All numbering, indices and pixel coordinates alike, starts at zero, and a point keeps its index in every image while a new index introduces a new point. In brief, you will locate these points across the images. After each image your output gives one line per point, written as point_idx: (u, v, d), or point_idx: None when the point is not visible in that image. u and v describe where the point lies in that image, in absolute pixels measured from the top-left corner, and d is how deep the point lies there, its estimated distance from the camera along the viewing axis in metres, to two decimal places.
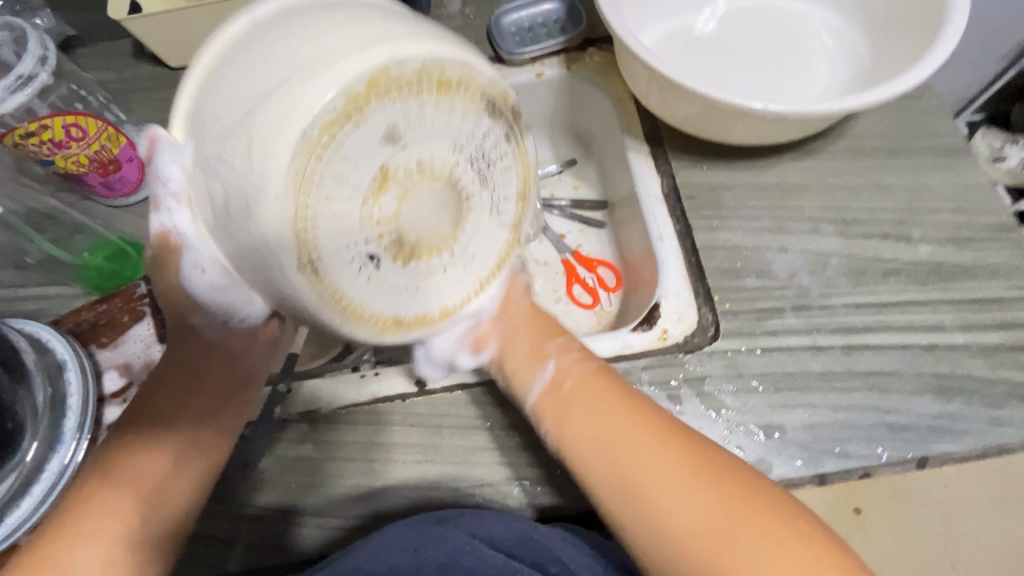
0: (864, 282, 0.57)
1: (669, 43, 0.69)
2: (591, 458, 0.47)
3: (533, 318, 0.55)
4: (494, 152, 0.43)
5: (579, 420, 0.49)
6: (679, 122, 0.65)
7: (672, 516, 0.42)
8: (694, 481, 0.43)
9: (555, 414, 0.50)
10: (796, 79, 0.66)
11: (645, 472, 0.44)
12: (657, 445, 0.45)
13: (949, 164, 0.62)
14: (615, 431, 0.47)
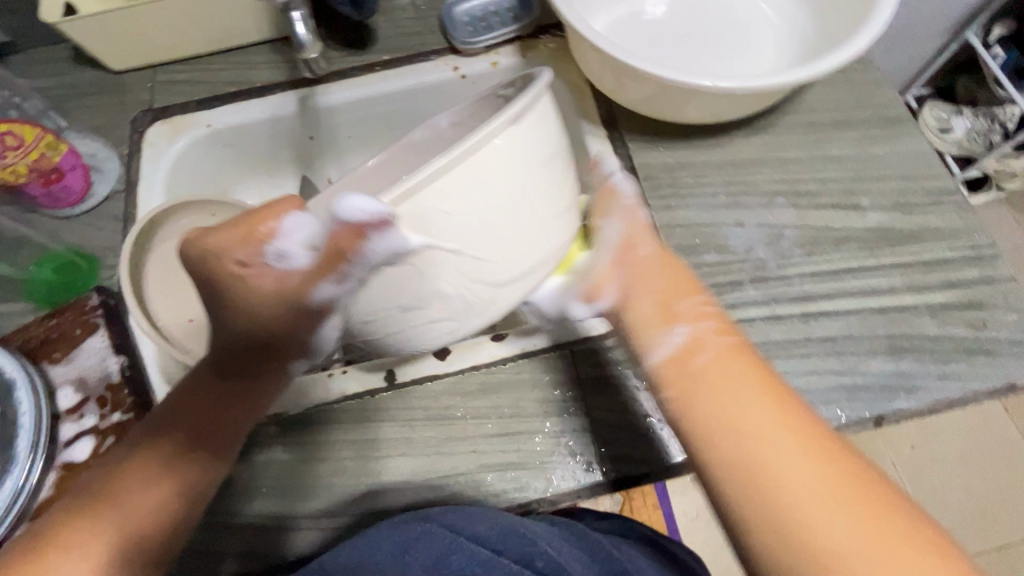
0: (818, 251, 0.59)
1: (621, 27, 0.70)
2: (719, 433, 0.40)
3: (662, 263, 0.50)
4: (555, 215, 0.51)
5: (700, 365, 0.43)
6: (634, 104, 0.66)
7: (762, 470, 0.38)
8: (800, 450, 0.38)
9: (682, 352, 0.44)
10: (745, 57, 0.67)
11: (747, 423, 0.40)
12: (772, 411, 0.40)
13: (894, 133, 0.64)
14: (726, 384, 0.42)
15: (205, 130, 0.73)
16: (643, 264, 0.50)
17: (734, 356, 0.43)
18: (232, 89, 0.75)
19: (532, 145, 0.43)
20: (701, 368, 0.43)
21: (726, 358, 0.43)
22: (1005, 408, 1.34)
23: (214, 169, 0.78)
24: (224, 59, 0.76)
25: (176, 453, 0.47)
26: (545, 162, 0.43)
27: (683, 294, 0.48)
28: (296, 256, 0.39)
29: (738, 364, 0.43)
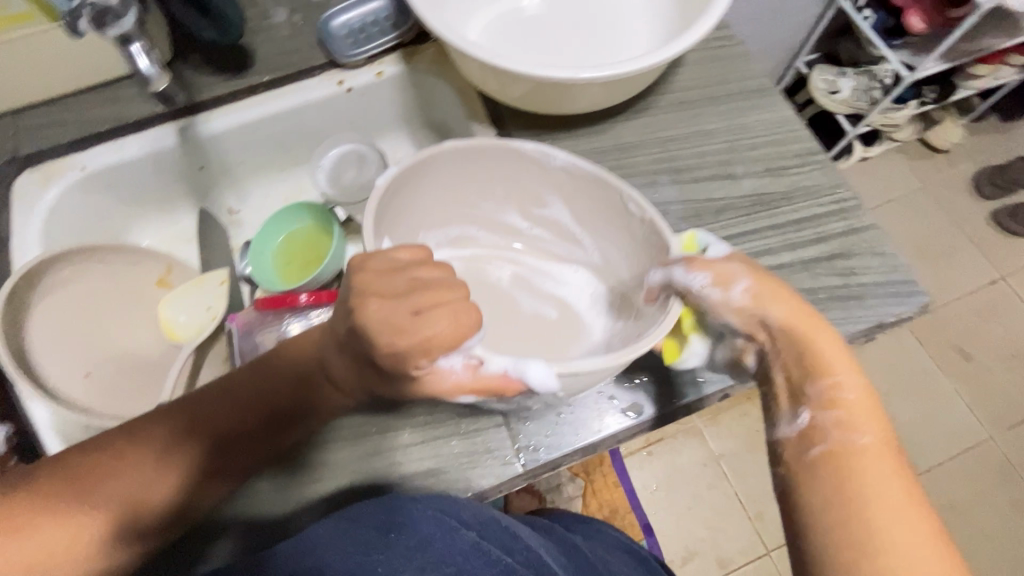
0: (701, 222, 0.62)
1: (494, 26, 0.71)
2: (851, 466, 0.43)
3: (818, 322, 0.49)
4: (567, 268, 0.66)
5: (848, 395, 0.46)
6: (517, 102, 0.68)
7: (880, 506, 0.41)
8: (892, 486, 0.42)
9: (820, 376, 0.46)
10: (613, 42, 0.70)
11: (867, 462, 0.43)
12: (880, 446, 0.44)
13: (760, 102, 0.68)
14: (865, 412, 0.45)
15: (79, 174, 0.70)
16: (795, 302, 0.48)
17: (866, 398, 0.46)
18: (105, 127, 0.71)
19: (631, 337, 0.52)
20: (836, 421, 0.45)
21: (862, 411, 0.45)
22: (919, 341, 1.45)
23: (100, 213, 0.75)
24: (92, 96, 0.72)
25: (196, 435, 0.48)
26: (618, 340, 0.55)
27: (846, 374, 0.46)
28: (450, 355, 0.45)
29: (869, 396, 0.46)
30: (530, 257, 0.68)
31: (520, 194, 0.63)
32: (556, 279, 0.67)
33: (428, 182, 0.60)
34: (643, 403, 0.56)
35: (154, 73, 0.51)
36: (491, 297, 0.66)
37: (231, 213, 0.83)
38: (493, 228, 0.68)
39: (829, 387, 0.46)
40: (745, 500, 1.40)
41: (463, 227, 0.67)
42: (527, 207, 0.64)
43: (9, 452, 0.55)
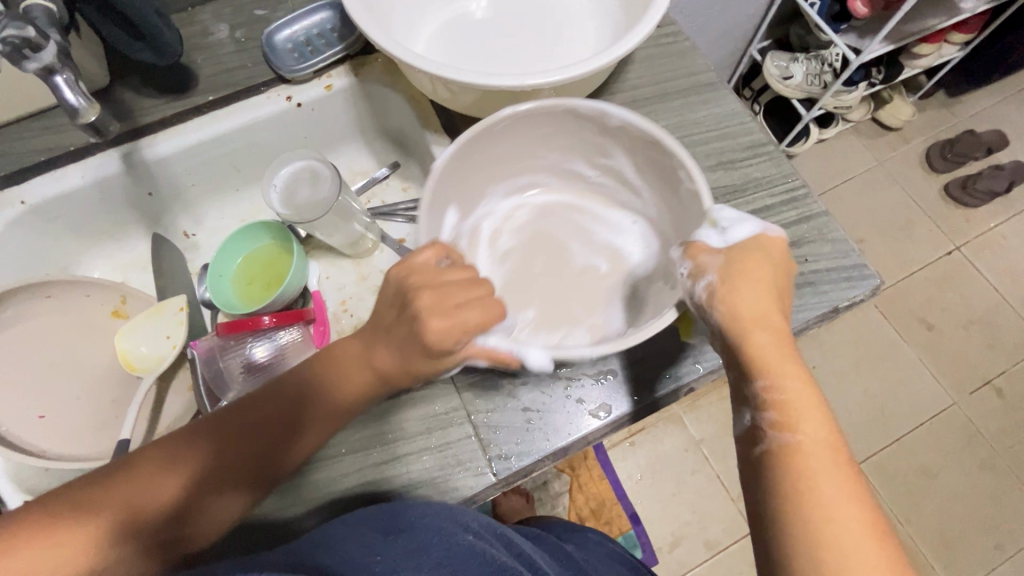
0: None
1: (441, 33, 0.71)
2: (798, 459, 0.42)
3: (774, 308, 0.48)
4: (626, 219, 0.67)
5: (790, 388, 0.45)
6: (470, 109, 0.67)
7: (826, 504, 0.40)
8: (838, 481, 0.41)
9: (759, 376, 0.45)
10: (562, 44, 0.70)
11: (813, 458, 0.42)
12: (826, 435, 0.43)
13: (709, 97, 0.69)
14: (805, 402, 0.44)
15: (18, 209, 0.67)
16: (751, 291, 0.48)
17: (806, 390, 0.45)
18: (41, 157, 0.68)
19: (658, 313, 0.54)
20: (773, 421, 0.44)
21: (805, 407, 0.44)
22: (883, 315, 1.50)
23: (45, 248, 0.72)
24: (26, 126, 0.69)
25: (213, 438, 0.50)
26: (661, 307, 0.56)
27: (788, 372, 0.45)
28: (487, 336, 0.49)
29: (807, 383, 0.45)
30: (593, 204, 0.70)
31: (585, 145, 0.64)
32: (612, 228, 0.68)
33: (521, 133, 0.60)
34: (613, 403, 0.56)
35: (82, 106, 0.49)
36: (542, 242, 0.67)
37: (188, 235, 0.82)
38: (562, 176, 0.69)
39: (766, 387, 0.45)
40: (728, 483, 1.43)
41: (529, 178, 0.69)
42: (591, 158, 0.66)
43: None
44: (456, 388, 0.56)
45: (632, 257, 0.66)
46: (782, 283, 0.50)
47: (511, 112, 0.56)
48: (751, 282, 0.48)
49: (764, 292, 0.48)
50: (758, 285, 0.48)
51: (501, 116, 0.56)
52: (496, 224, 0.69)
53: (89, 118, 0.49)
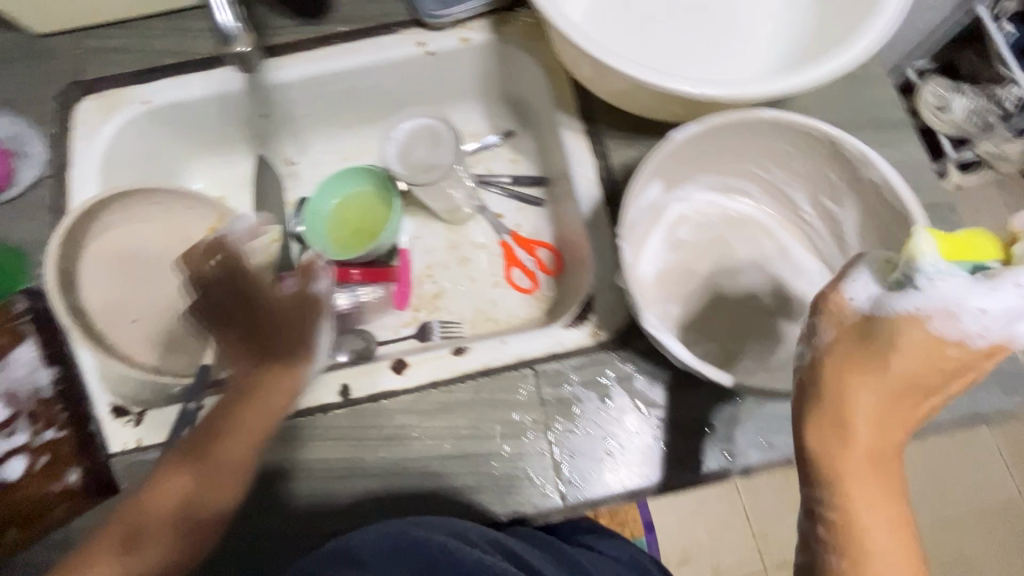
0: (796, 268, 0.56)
1: (602, 6, 0.63)
2: None
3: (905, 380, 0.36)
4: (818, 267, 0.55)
5: (862, 477, 0.36)
6: (614, 98, 0.61)
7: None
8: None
9: (832, 464, 0.37)
10: (733, 49, 0.62)
11: (880, 560, 0.36)
12: (892, 523, 0.37)
13: (889, 138, 0.60)
14: (874, 489, 0.37)
15: (141, 108, 0.66)
16: (889, 364, 0.36)
17: (876, 473, 0.37)
18: (170, 60, 0.67)
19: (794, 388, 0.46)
20: (839, 538, 0.37)
21: (881, 532, 0.37)
22: None
23: (158, 150, 0.72)
24: (160, 25, 0.68)
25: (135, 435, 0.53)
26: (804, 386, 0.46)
27: (867, 479, 0.37)
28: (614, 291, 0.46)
29: (888, 464, 0.37)
30: (790, 237, 0.57)
31: (818, 179, 0.52)
32: (796, 272, 0.55)
33: (745, 136, 0.50)
34: (705, 458, 0.52)
35: (234, 33, 0.51)
36: (709, 248, 0.57)
37: (288, 162, 0.79)
38: (772, 195, 0.57)
39: (830, 480, 0.37)
40: (752, 519, 1.37)
41: (742, 182, 0.57)
42: (819, 192, 0.53)
43: (56, 400, 0.53)
44: (540, 400, 0.54)
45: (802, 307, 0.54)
46: (931, 360, 0.36)
47: (721, 122, 0.48)
48: (886, 351, 0.36)
49: (908, 361, 0.36)
50: (911, 362, 0.36)
51: (710, 122, 0.48)
52: (685, 212, 0.58)
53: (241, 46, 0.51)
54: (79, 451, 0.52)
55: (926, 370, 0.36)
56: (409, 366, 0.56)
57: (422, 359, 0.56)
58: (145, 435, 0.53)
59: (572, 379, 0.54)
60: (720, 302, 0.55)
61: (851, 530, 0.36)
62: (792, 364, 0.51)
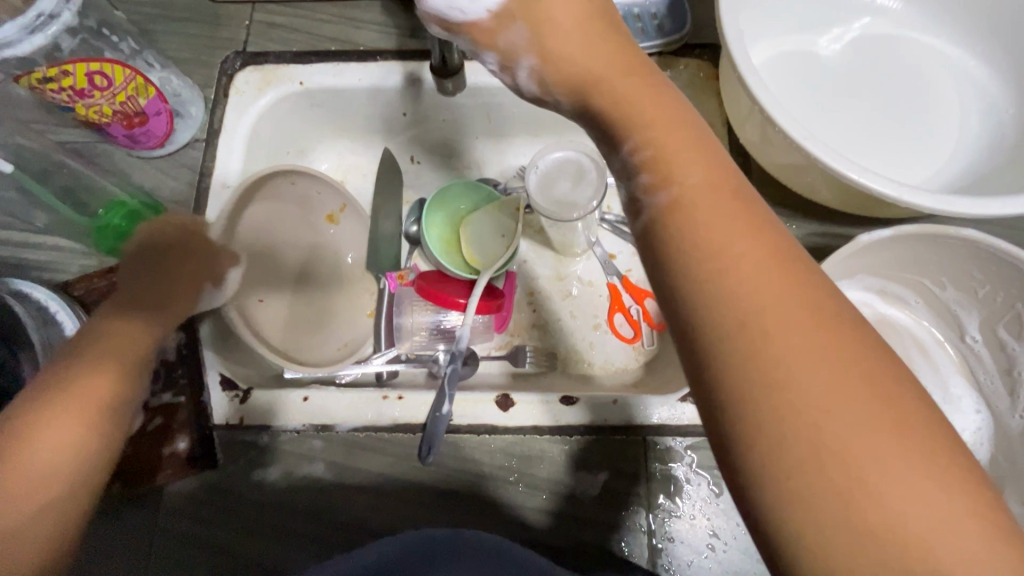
0: (949, 397, 0.51)
1: (784, 68, 0.59)
2: (779, 358, 0.25)
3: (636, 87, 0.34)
4: (976, 406, 0.50)
5: (749, 274, 0.27)
6: (777, 170, 0.57)
7: (848, 444, 0.24)
8: (862, 400, 0.25)
9: (704, 271, 0.28)
10: (920, 138, 0.57)
11: (812, 376, 0.25)
12: (824, 336, 0.26)
13: None
14: (775, 289, 0.27)
15: (296, 88, 0.67)
16: (638, 95, 0.33)
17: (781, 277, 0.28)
18: (332, 47, 0.68)
19: None
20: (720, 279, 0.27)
21: (759, 271, 0.27)
22: None
23: (297, 128, 0.72)
24: (328, 9, 0.69)
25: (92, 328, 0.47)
26: None
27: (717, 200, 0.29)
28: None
29: (776, 259, 0.28)
30: (945, 361, 0.52)
31: (1004, 313, 0.48)
32: (949, 403, 0.51)
33: (936, 250, 0.47)
34: None
35: None
36: None
37: (412, 161, 0.77)
38: (934, 311, 0.53)
39: (708, 298, 0.27)
40: None
41: (905, 292, 0.53)
42: (998, 323, 0.48)
43: (175, 364, 0.56)
44: (645, 476, 0.53)
45: None
46: (626, 74, 0.34)
47: (914, 231, 0.45)
48: (638, 102, 0.33)
49: (684, 136, 0.32)
50: (592, 28, 0.36)
51: (903, 229, 0.45)
52: None
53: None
54: (191, 419, 0.54)
55: (695, 155, 0.31)
56: (514, 405, 0.54)
57: (527, 400, 0.54)
58: (249, 413, 0.54)
59: (683, 460, 0.53)
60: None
61: (722, 274, 0.27)
62: None
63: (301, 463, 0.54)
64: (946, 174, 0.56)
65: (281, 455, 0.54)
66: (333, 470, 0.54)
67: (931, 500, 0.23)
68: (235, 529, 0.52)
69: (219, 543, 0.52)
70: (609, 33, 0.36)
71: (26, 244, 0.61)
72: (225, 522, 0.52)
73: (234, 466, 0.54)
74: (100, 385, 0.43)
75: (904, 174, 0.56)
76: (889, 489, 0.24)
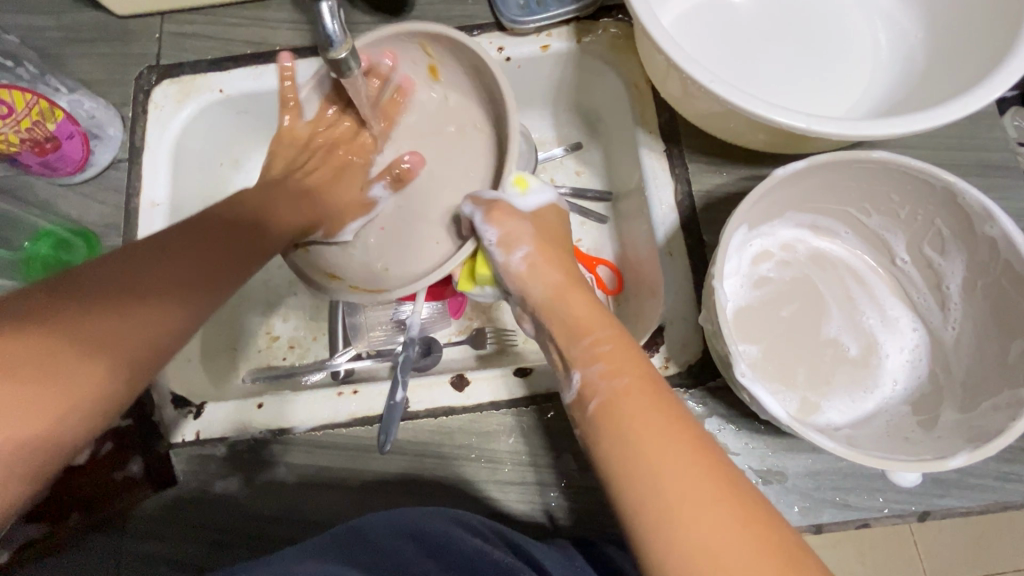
0: (886, 319, 0.53)
1: (695, 18, 0.60)
2: (658, 474, 0.34)
3: (583, 301, 0.46)
4: (910, 326, 0.52)
5: (639, 416, 0.37)
6: (700, 120, 0.58)
7: (709, 546, 0.31)
8: (737, 536, 0.32)
9: (616, 448, 0.37)
10: (836, 72, 0.58)
11: (696, 521, 0.32)
12: (699, 471, 0.34)
13: (997, 185, 0.56)
14: (678, 454, 0.35)
15: (215, 96, 0.66)
16: (580, 305, 0.46)
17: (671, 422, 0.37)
18: (247, 50, 0.66)
19: (890, 453, 0.43)
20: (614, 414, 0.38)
21: (640, 417, 0.37)
22: None
23: (224, 138, 0.71)
24: (240, 13, 0.67)
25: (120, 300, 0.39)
26: (904, 454, 0.43)
27: (627, 369, 0.40)
28: (496, 203, 0.53)
29: (675, 429, 0.36)
30: (880, 286, 0.54)
31: (925, 230, 0.49)
32: (887, 327, 0.52)
33: (852, 178, 0.48)
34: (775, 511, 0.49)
35: (340, 38, 0.42)
36: (799, 288, 0.54)
37: None
38: (864, 239, 0.54)
39: (627, 470, 0.35)
40: None
41: (835, 223, 0.54)
42: (922, 242, 0.50)
43: None
44: None
45: (887, 364, 0.51)
46: (560, 264, 0.49)
47: (828, 160, 0.46)
48: (568, 300, 0.46)
49: (615, 341, 0.43)
50: (551, 245, 0.51)
51: (817, 160, 0.46)
52: (769, 247, 0.54)
53: (342, 52, 0.43)
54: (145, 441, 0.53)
55: (627, 354, 0.42)
56: (469, 384, 0.55)
57: (483, 377, 0.55)
58: (205, 427, 0.54)
59: None
60: (805, 351, 0.51)
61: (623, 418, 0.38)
62: (880, 421, 0.48)
63: (262, 470, 0.53)
64: (863, 104, 0.56)
65: (240, 466, 0.53)
66: (294, 474, 0.53)
67: None
68: (203, 545, 0.52)
69: (187, 559, 0.51)
70: (562, 255, 0.51)
71: None
72: (190, 539, 0.52)
73: (196, 479, 0.53)
74: (60, 399, 0.35)
75: (824, 109, 0.56)
76: None
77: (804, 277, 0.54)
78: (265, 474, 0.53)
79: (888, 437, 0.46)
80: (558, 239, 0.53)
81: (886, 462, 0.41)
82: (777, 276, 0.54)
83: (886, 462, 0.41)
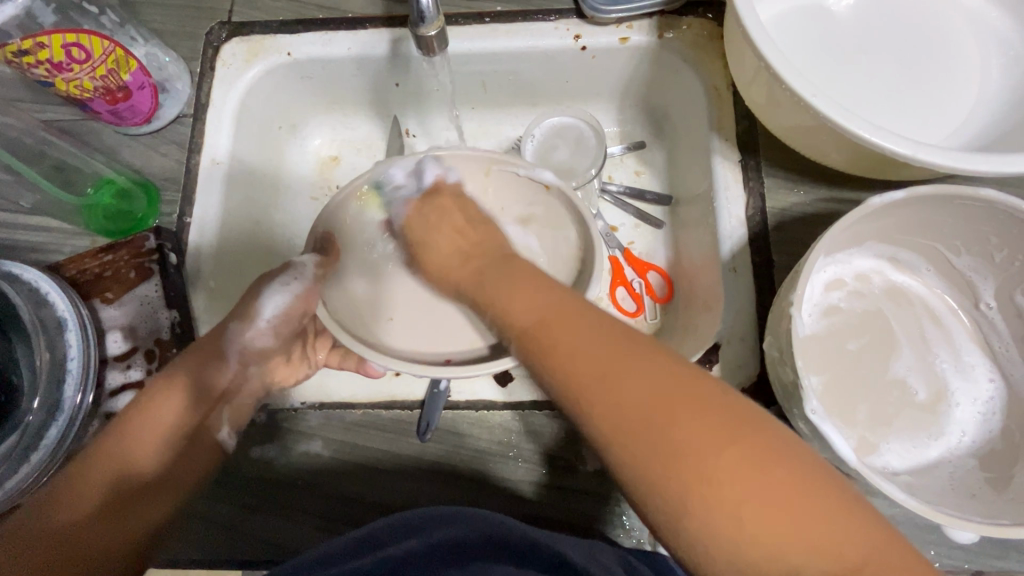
0: (961, 365, 0.50)
1: (792, 24, 0.56)
2: (614, 400, 0.33)
3: (525, 274, 0.44)
4: (985, 375, 0.49)
5: (582, 349, 0.36)
6: (783, 134, 0.55)
7: (695, 463, 0.31)
8: (755, 482, 0.30)
9: (561, 377, 0.36)
10: (939, 96, 0.54)
11: (707, 466, 0.31)
12: (665, 377, 0.33)
13: None
14: (627, 370, 0.34)
15: (283, 59, 0.65)
16: (501, 278, 0.45)
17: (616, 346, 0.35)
18: (319, 14, 0.65)
19: (959, 509, 0.40)
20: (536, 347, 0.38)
21: (556, 338, 0.37)
22: None
23: (286, 101, 0.70)
24: None
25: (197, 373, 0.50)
26: (977, 513, 0.40)
27: (545, 300, 0.40)
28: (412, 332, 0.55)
29: (621, 350, 0.35)
30: (958, 329, 0.51)
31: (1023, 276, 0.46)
32: (961, 373, 0.50)
33: (948, 212, 0.45)
34: None
35: (433, 15, 0.43)
36: (870, 322, 0.51)
37: (407, 134, 0.74)
38: (946, 278, 0.51)
39: (580, 398, 0.35)
40: None
41: (916, 258, 0.51)
42: (1014, 289, 0.47)
43: (172, 345, 0.55)
44: None
45: (956, 413, 0.48)
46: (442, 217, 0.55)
47: (929, 191, 0.43)
48: (474, 248, 0.52)
49: (519, 295, 0.41)
50: (457, 238, 0.54)
51: (917, 190, 0.43)
52: (843, 275, 0.52)
53: (432, 29, 0.44)
54: None
55: (536, 290, 0.42)
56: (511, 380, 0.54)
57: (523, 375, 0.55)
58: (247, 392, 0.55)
59: None
60: (869, 389, 0.49)
61: (546, 346, 0.37)
62: (945, 473, 0.46)
63: (301, 443, 0.54)
64: (964, 133, 0.53)
65: (279, 436, 0.54)
66: (331, 449, 0.53)
67: (766, 500, 0.30)
68: (238, 509, 0.52)
69: (221, 521, 0.52)
70: (470, 235, 0.53)
71: (16, 227, 0.59)
72: (224, 502, 0.52)
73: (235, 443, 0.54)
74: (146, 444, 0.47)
75: (920, 131, 0.53)
76: (733, 492, 0.30)
77: (877, 311, 0.51)
78: (302, 445, 0.54)
79: (955, 492, 0.43)
80: (469, 213, 0.55)
81: (961, 522, 0.38)
82: (848, 307, 0.51)
83: (956, 521, 0.38)
